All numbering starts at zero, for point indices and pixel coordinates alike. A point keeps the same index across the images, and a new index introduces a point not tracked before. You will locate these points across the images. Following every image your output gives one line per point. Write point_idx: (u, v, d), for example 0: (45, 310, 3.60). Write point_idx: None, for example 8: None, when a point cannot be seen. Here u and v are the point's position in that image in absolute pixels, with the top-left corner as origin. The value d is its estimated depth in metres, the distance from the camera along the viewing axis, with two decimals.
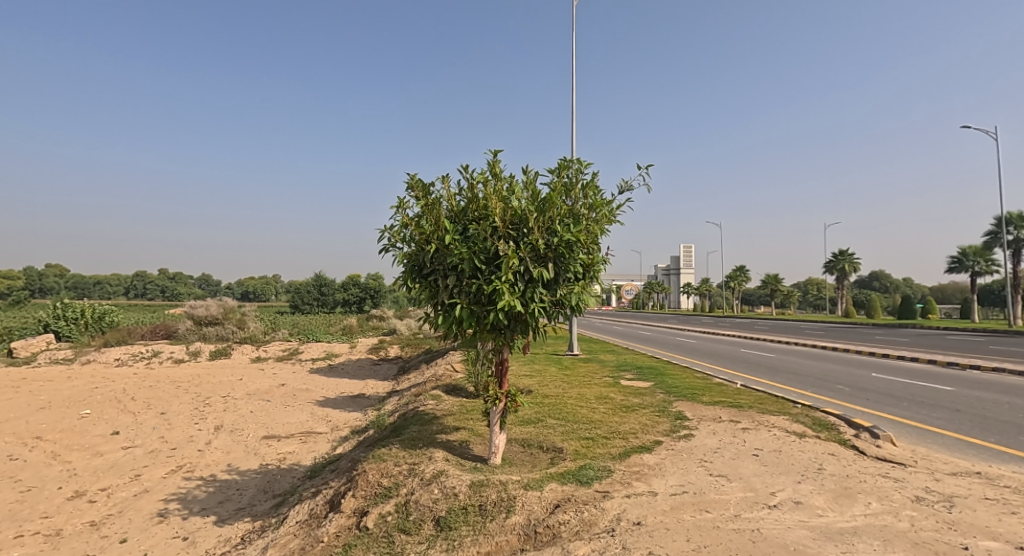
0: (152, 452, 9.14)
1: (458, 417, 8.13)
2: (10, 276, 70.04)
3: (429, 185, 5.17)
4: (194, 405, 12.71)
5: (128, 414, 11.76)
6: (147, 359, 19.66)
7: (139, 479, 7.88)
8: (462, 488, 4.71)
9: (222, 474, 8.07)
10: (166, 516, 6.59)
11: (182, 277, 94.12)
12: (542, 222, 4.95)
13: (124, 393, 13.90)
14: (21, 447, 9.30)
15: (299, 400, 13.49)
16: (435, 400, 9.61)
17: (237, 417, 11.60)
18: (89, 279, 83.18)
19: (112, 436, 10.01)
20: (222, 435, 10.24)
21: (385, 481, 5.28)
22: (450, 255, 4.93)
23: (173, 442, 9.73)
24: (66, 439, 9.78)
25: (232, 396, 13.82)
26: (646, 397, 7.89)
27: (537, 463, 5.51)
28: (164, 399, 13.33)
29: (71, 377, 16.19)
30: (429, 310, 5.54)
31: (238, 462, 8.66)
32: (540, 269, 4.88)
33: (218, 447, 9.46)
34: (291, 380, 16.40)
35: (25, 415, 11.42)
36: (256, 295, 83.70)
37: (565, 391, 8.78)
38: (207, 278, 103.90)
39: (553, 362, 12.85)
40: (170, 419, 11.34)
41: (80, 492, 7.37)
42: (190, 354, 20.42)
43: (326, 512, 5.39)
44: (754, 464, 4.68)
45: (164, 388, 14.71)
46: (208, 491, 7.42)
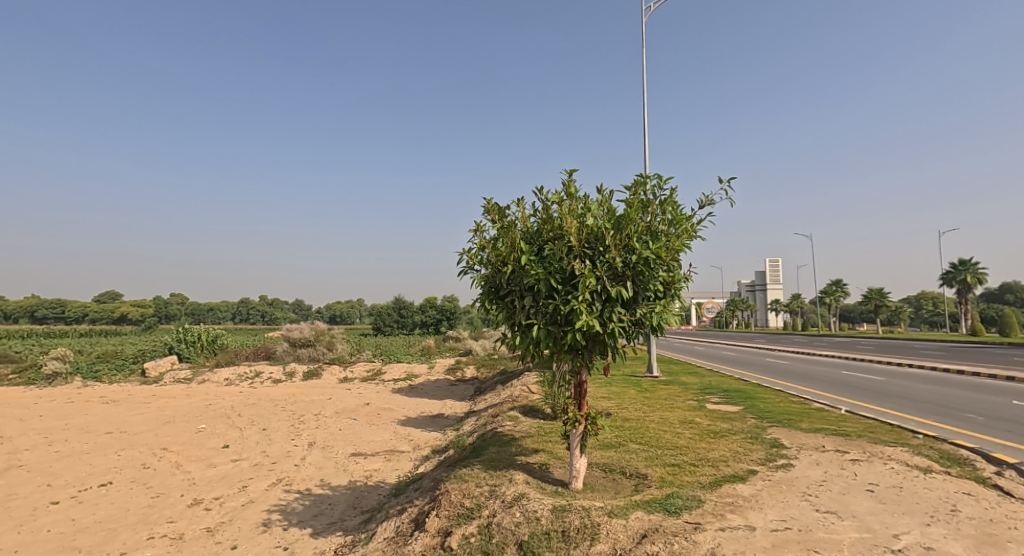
0: (256, 465, 9.84)
1: (536, 439, 8.08)
2: (141, 306, 79.85)
3: (504, 208, 5.30)
4: (290, 422, 13.56)
5: (234, 429, 12.76)
6: (251, 378, 21.30)
7: (246, 489, 8.49)
8: (544, 512, 4.64)
9: (317, 489, 8.51)
10: (269, 526, 7.03)
11: (278, 302, 101.81)
12: (619, 240, 4.89)
13: (232, 409, 15.12)
14: (149, 456, 10.32)
15: (382, 420, 13.98)
16: (512, 421, 9.60)
17: (327, 435, 12.22)
18: (201, 306, 92.13)
19: (223, 450, 10.88)
20: (315, 451, 10.84)
21: (468, 503, 5.33)
22: (527, 276, 4.97)
23: (273, 457, 10.40)
24: (186, 450, 10.75)
25: (323, 414, 14.61)
26: (735, 422, 7.42)
27: (620, 490, 5.32)
28: (265, 416, 14.33)
29: (188, 394, 17.86)
30: (507, 332, 5.58)
31: (330, 477, 9.09)
32: (618, 288, 4.81)
33: (312, 462, 10.01)
34: (375, 400, 17.06)
35: (153, 428, 12.71)
36: (341, 318, 89.09)
37: (647, 415, 8.43)
38: (299, 302, 111.81)
39: (631, 383, 12.46)
40: (271, 435, 12.18)
41: (198, 500, 8.04)
42: (287, 375, 21.89)
43: (411, 530, 5.51)
44: (869, 501, 4.22)
45: (264, 405, 15.86)
46: (305, 505, 7.83)
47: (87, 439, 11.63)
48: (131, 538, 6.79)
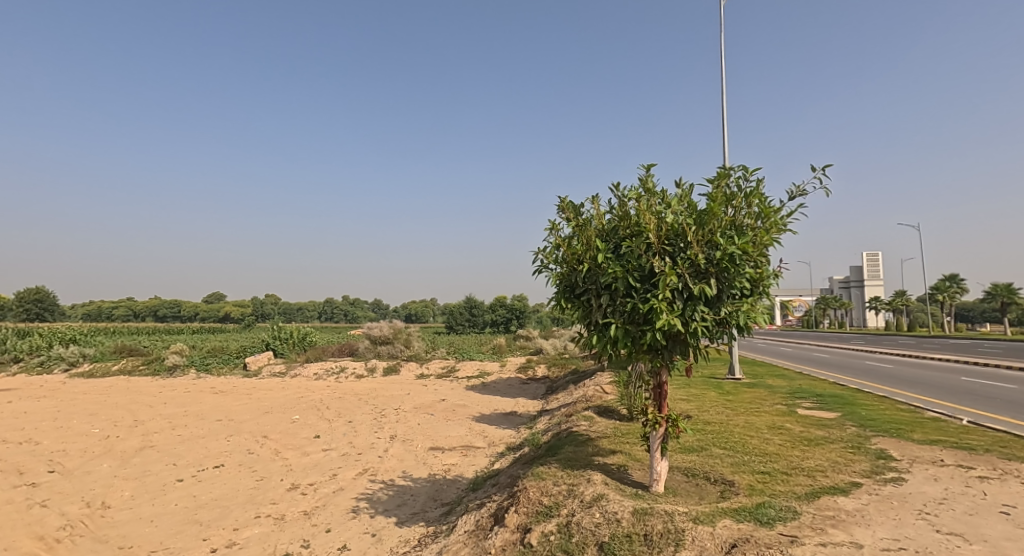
0: (344, 455, 10.45)
1: (613, 440, 7.96)
2: (240, 305, 87.32)
3: (579, 206, 5.30)
4: (372, 416, 14.25)
5: (324, 420, 13.61)
6: (337, 373, 22.64)
7: (336, 477, 9.04)
8: (624, 514, 4.57)
9: (399, 480, 8.89)
10: (358, 512, 7.44)
11: (358, 302, 107.31)
12: (701, 235, 4.72)
13: (321, 402, 16.15)
14: (252, 443, 11.26)
15: (458, 416, 14.37)
16: (588, 421, 9.53)
17: (407, 428, 12.74)
18: (291, 305, 99.03)
19: (314, 439, 11.66)
20: (396, 444, 11.34)
21: (546, 500, 5.36)
22: (603, 274, 4.92)
23: (359, 448, 10.98)
24: (283, 438, 11.63)
25: (402, 409, 15.25)
26: (832, 430, 6.92)
27: (705, 496, 5.13)
28: (350, 409, 15.19)
29: (283, 387, 19.30)
30: (583, 330, 5.56)
31: (412, 470, 9.47)
32: (701, 285, 4.65)
33: (394, 454, 10.48)
34: (450, 396, 17.55)
35: (255, 417, 13.87)
36: (416, 317, 92.36)
37: (730, 419, 8.07)
38: (377, 302, 117.19)
39: (711, 385, 11.98)
40: (356, 427, 12.89)
41: (296, 485, 8.66)
42: (368, 370, 23.04)
43: (491, 524, 5.62)
44: (1002, 525, 3.80)
45: (349, 399, 16.81)
46: (389, 494, 8.21)
47: (201, 425, 12.88)
48: (241, 516, 7.45)
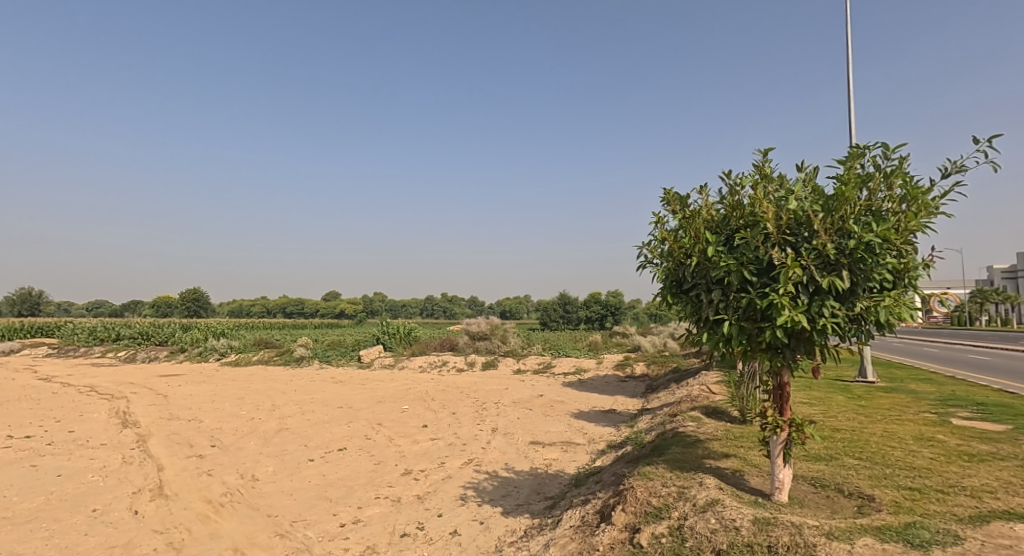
0: (450, 444, 10.88)
1: (726, 443, 7.50)
2: (351, 303, 94.33)
3: (686, 197, 5.07)
4: (474, 408, 14.70)
5: (430, 411, 14.28)
6: (439, 367, 23.68)
7: (444, 465, 9.43)
8: (744, 523, 4.29)
9: (503, 471, 9.08)
10: (466, 500, 7.70)
11: (456, 298, 111.36)
12: (830, 223, 4.28)
13: (427, 394, 16.97)
14: (369, 429, 12.10)
15: (556, 411, 14.38)
16: (696, 422, 9.07)
17: (508, 422, 12.97)
18: (395, 302, 105.16)
19: (422, 428, 12.26)
20: (498, 436, 11.59)
21: (655, 501, 5.18)
22: (714, 268, 4.63)
23: (463, 439, 11.37)
24: (394, 426, 12.36)
25: (502, 403, 15.56)
26: (997, 444, 5.97)
27: (838, 509, 4.65)
28: (453, 401, 15.80)
29: (392, 378, 20.56)
30: (691, 327, 5.28)
31: (514, 462, 9.62)
32: (831, 278, 4.20)
33: (496, 446, 10.72)
34: (548, 392, 17.61)
35: (369, 405, 14.90)
36: (510, 314, 93.92)
37: (864, 426, 7.27)
38: (473, 299, 120.82)
39: (836, 389, 10.88)
40: (460, 418, 13.36)
41: (409, 470, 9.16)
42: (468, 364, 23.82)
43: (597, 522, 5.53)
44: None
45: (452, 392, 17.49)
46: (494, 485, 8.41)
47: (325, 411, 14.09)
48: (363, 496, 8.02)
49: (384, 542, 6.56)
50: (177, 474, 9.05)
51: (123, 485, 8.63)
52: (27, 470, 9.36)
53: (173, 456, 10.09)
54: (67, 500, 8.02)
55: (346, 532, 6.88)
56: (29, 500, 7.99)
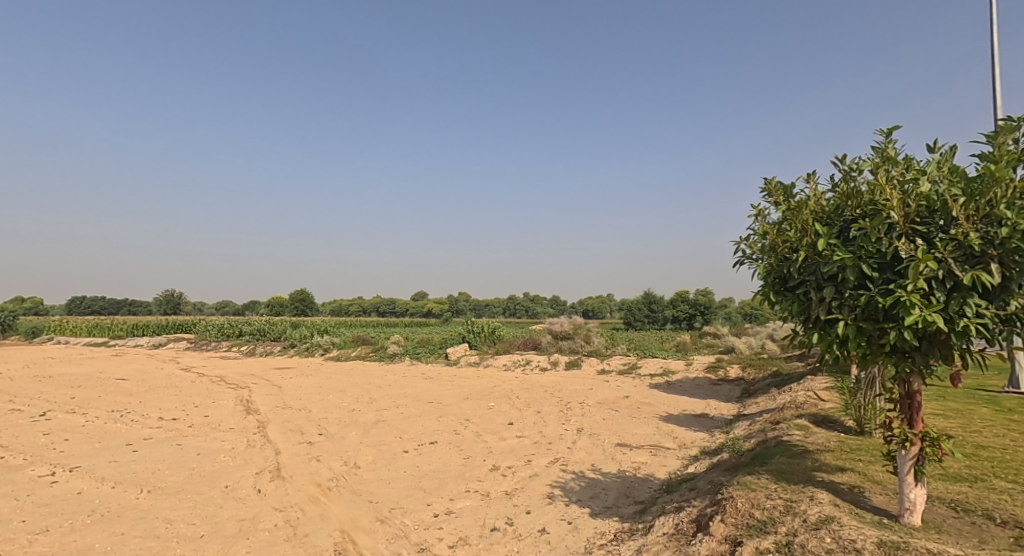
0: (536, 443, 10.84)
1: (840, 455, 6.79)
2: (437, 302, 97.80)
3: (791, 189, 4.69)
4: (559, 408, 14.57)
5: (515, 409, 14.35)
6: (523, 365, 23.80)
7: (531, 463, 9.41)
8: (866, 545, 3.86)
9: (590, 472, 8.88)
10: (553, 499, 7.62)
11: (538, 298, 111.61)
12: (973, 209, 3.69)
13: (511, 392, 17.09)
14: (457, 425, 12.38)
15: (643, 414, 13.88)
16: (802, 431, 8.32)
17: (593, 423, 12.71)
18: (478, 302, 107.57)
19: (508, 426, 12.33)
20: (583, 437, 11.38)
21: (759, 514, 4.79)
22: (826, 263, 4.18)
23: (548, 437, 11.28)
24: (481, 423, 12.55)
25: (586, 403, 15.29)
26: None
27: (986, 539, 4.03)
28: (537, 399, 15.78)
29: (477, 376, 20.96)
30: (798, 329, 4.82)
31: (601, 464, 9.38)
32: (976, 272, 3.61)
33: (582, 447, 10.52)
34: (634, 393, 17.07)
35: (457, 402, 15.27)
36: (593, 313, 92.57)
37: (1014, 445, 6.26)
38: (555, 298, 120.49)
39: (974, 400, 9.50)
40: (544, 417, 13.30)
41: (496, 466, 9.23)
42: (551, 363, 23.72)
43: (693, 531, 5.21)
44: None
45: (536, 390, 17.47)
46: (581, 485, 8.24)
47: (416, 406, 14.63)
48: (454, 488, 8.20)
49: (475, 534, 6.64)
50: (292, 458, 9.80)
51: (248, 465, 9.48)
52: (175, 447, 10.59)
53: (288, 441, 10.95)
54: (207, 475, 8.94)
55: (439, 522, 7.05)
56: (177, 474, 9.01)
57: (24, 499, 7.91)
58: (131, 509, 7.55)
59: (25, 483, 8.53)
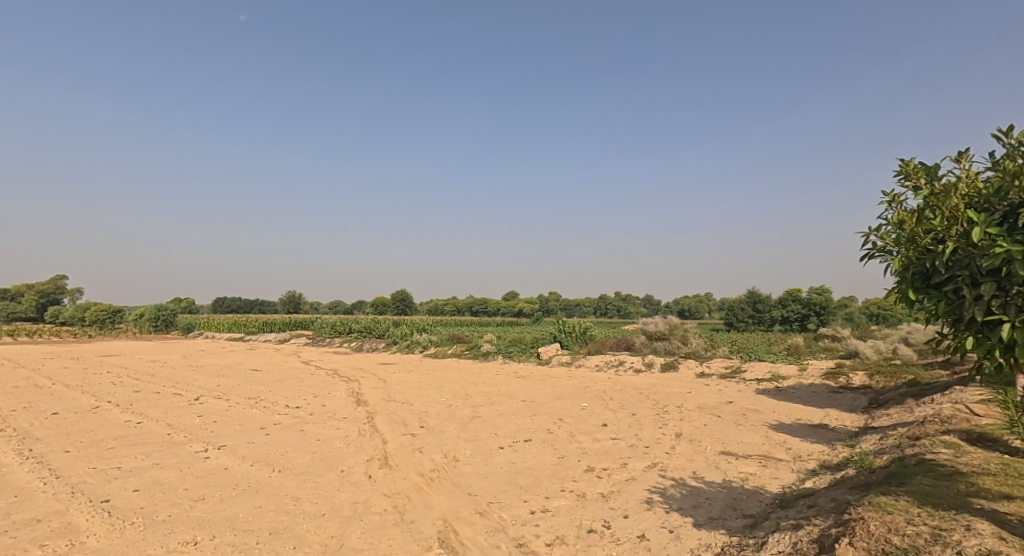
0: (632, 446, 10.44)
1: (1001, 480, 5.77)
2: (528, 302, 98.68)
3: (935, 170, 4.08)
4: (655, 411, 13.95)
5: (609, 410, 13.96)
6: (616, 366, 23.19)
7: (627, 466, 9.06)
8: None
9: (691, 480, 8.37)
10: (653, 505, 7.25)
11: (631, 297, 108.69)
12: None
13: (605, 393, 16.68)
14: (551, 424, 12.28)
15: (750, 421, 12.89)
16: (949, 449, 7.22)
17: (694, 428, 12.01)
18: (570, 301, 106.94)
19: (603, 427, 12.01)
20: (683, 442, 10.78)
21: (897, 540, 4.20)
22: (985, 255, 3.55)
23: (645, 441, 10.82)
24: (574, 423, 12.34)
25: (686, 407, 14.52)
26: None
27: None
28: (633, 402, 15.24)
29: (570, 376, 20.74)
30: (947, 331, 4.15)
31: (703, 472, 8.81)
32: None
33: (682, 453, 9.96)
34: (739, 399, 15.93)
35: (550, 401, 15.16)
36: (690, 313, 88.41)
37: None
38: (650, 298, 116.59)
39: None
40: (640, 420, 12.79)
41: (591, 468, 8.99)
42: (646, 365, 22.87)
43: (815, 552, 4.68)
44: None
45: (631, 392, 16.90)
46: (683, 493, 7.78)
47: (510, 403, 14.73)
48: (550, 487, 8.10)
49: (573, 534, 6.48)
50: (397, 448, 10.25)
51: (359, 452, 10.06)
52: (298, 433, 11.51)
53: (393, 432, 11.48)
54: (325, 459, 9.59)
55: (535, 519, 6.98)
56: (302, 456, 9.77)
57: (186, 470, 8.97)
58: (266, 486, 8.28)
59: (186, 456, 9.69)
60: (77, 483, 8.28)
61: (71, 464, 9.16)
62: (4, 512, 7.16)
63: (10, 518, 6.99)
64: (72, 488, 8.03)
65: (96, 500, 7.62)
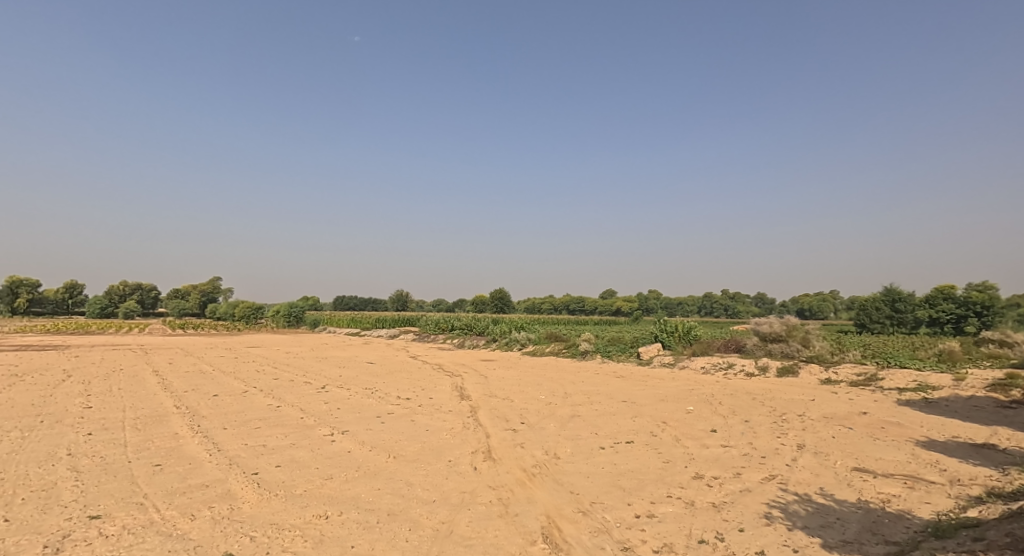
0: (746, 455, 9.60)
1: None
2: (630, 300, 96.04)
3: None
4: (772, 419, 12.76)
5: (719, 415, 13.01)
6: (725, 369, 21.67)
7: (741, 477, 8.32)
8: None
9: (818, 497, 7.47)
10: (772, 522, 6.57)
11: (743, 296, 101.53)
12: None
13: (713, 396, 15.59)
14: (654, 426, 11.68)
15: (889, 435, 11.31)
16: None
17: (819, 440, 10.79)
18: (674, 299, 102.43)
19: (712, 433, 11.19)
20: (806, 454, 9.71)
21: None
22: None
23: (761, 451, 9.88)
24: (680, 427, 11.63)
25: (808, 416, 13.11)
26: None
27: None
28: (746, 407, 14.08)
29: (674, 377, 19.71)
30: None
31: (832, 488, 7.84)
32: None
33: (805, 466, 8.96)
34: (874, 410, 14.09)
35: (653, 403, 14.47)
36: (812, 312, 80.65)
37: None
38: (764, 296, 108.18)
39: None
40: (755, 428, 11.75)
41: (700, 475, 8.38)
42: (760, 369, 21.09)
43: None
44: None
45: (743, 397, 15.64)
46: (808, 510, 6.96)
47: (611, 404, 14.27)
48: (655, 491, 7.65)
49: (681, 544, 6.04)
50: (500, 442, 10.30)
51: (464, 444, 10.25)
52: (409, 422, 12.03)
53: (495, 427, 11.58)
54: (434, 449, 9.89)
55: (640, 524, 6.61)
56: (414, 445, 10.16)
57: (318, 451, 9.71)
58: (385, 470, 8.68)
59: (317, 438, 10.50)
60: (234, 455, 9.29)
61: (229, 439, 10.30)
62: (181, 476, 8.18)
63: (186, 482, 7.97)
64: (231, 460, 9.02)
65: (249, 471, 8.48)
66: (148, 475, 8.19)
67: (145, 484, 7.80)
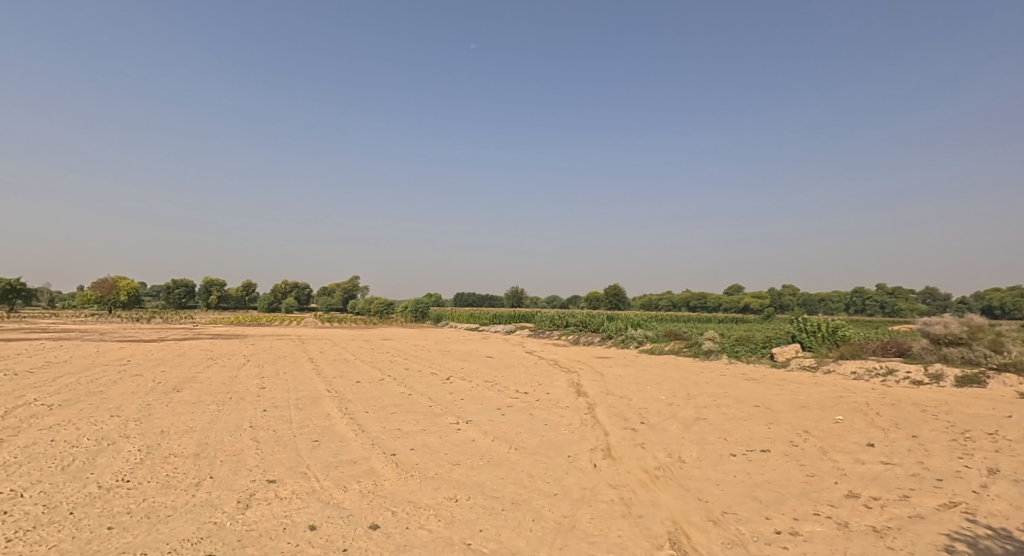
0: (915, 475, 8.11)
1: None
2: (764, 297, 88.22)
3: None
4: (949, 435, 10.70)
5: (877, 427, 11.23)
6: (883, 376, 18.79)
7: (910, 500, 7.02)
8: None
9: (1020, 533, 6.03)
10: None
11: (906, 292, 88.03)
12: None
13: (868, 406, 13.54)
14: (795, 435, 10.40)
15: None
16: None
17: (1018, 465, 8.78)
18: (819, 297, 92.02)
19: (868, 447, 9.66)
20: (1001, 481, 7.94)
21: None
22: None
23: (936, 472, 8.28)
24: (828, 438, 10.21)
25: (1001, 436, 10.77)
26: None
27: None
28: (912, 420, 12.00)
29: (818, 382, 17.55)
30: None
31: None
32: None
33: (999, 495, 7.31)
34: None
35: (792, 409, 12.95)
36: (1003, 312, 67.32)
37: None
38: (935, 293, 92.76)
39: None
40: (926, 445, 9.93)
41: (855, 494, 7.23)
42: (930, 377, 17.91)
43: None
44: None
45: (908, 408, 13.37)
46: (1007, 549, 5.63)
47: (742, 408, 13.03)
48: (800, 507, 6.73)
49: None
50: (619, 441, 9.86)
51: (583, 440, 9.97)
52: (528, 416, 12.04)
53: (614, 425, 11.13)
54: (553, 443, 9.74)
55: (782, 542, 5.84)
56: (533, 438, 10.11)
57: (445, 437, 10.06)
58: (506, 460, 8.72)
59: (444, 426, 10.91)
60: (376, 436, 9.97)
61: (371, 422, 11.10)
62: (334, 451, 8.95)
63: (338, 456, 8.71)
64: (374, 440, 9.68)
65: (388, 452, 9.02)
66: (309, 448, 9.08)
67: (307, 456, 8.64)
